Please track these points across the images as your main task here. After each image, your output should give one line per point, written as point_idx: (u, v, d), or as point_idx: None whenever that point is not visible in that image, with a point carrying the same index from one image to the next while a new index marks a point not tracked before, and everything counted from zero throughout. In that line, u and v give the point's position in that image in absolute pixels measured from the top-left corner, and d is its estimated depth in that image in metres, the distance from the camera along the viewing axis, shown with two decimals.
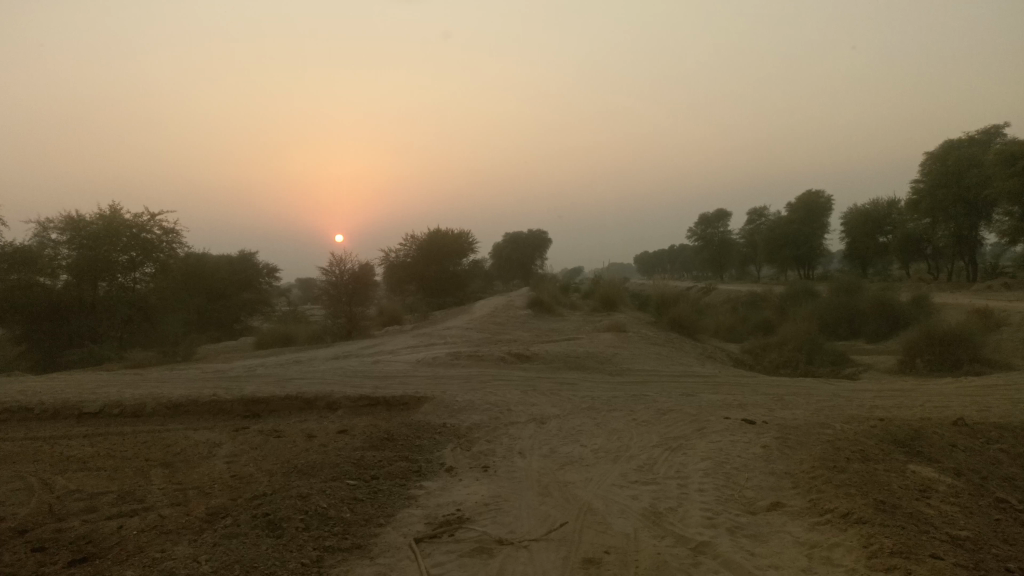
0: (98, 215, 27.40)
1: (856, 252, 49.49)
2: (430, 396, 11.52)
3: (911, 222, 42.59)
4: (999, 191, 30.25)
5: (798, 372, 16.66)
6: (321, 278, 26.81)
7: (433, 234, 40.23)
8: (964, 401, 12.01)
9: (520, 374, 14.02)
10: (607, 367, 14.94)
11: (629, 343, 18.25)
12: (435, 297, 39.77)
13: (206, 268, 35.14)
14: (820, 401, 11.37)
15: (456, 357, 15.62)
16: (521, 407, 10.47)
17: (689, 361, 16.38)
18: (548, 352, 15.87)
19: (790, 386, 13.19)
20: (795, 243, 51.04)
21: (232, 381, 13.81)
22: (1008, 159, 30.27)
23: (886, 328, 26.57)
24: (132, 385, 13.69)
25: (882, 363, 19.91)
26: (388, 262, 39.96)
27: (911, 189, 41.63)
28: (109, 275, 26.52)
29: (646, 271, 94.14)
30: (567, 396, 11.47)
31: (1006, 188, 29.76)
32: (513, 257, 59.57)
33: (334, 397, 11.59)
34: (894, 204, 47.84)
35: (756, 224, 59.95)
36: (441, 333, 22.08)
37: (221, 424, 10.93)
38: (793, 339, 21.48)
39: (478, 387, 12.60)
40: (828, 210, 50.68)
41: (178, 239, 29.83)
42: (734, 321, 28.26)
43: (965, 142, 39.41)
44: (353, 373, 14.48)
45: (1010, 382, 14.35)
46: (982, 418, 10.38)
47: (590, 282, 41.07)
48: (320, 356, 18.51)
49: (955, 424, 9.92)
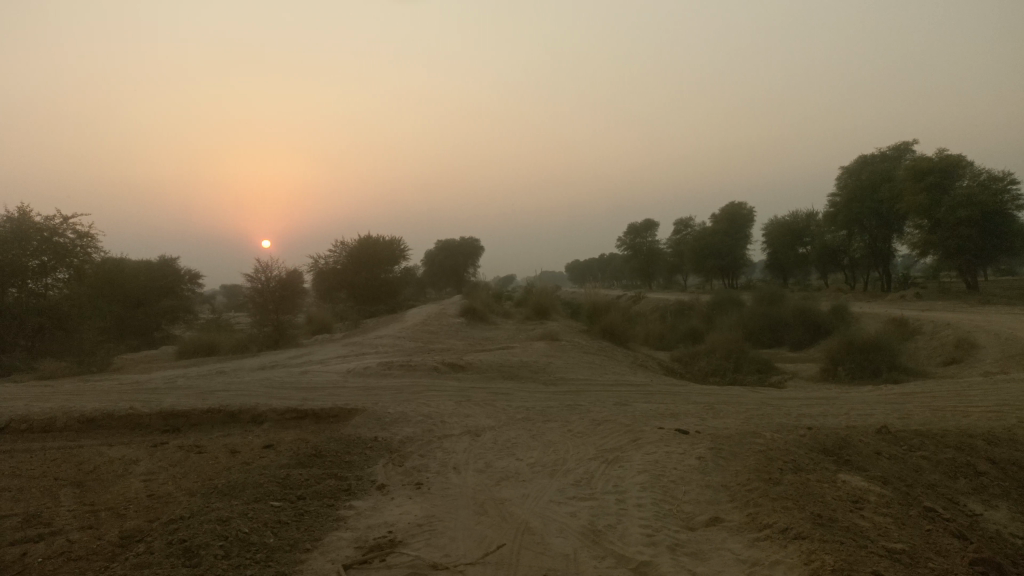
0: (6, 218, 26.02)
1: (778, 262, 51.02)
2: (361, 408, 11.20)
3: (829, 233, 44.16)
4: (910, 205, 31.60)
5: (726, 381, 16.96)
6: (246, 285, 26.01)
7: (363, 241, 39.61)
8: (885, 408, 12.40)
9: (453, 384, 13.82)
10: (540, 376, 14.88)
11: (562, 351, 18.27)
12: (366, 304, 39.12)
13: (124, 273, 33.72)
14: (751, 409, 11.54)
15: (387, 367, 15.30)
16: (455, 418, 10.28)
17: (621, 370, 16.49)
18: (482, 361, 15.72)
19: (720, 394, 13.38)
20: (721, 253, 52.28)
21: (151, 393, 13.18)
22: (918, 175, 31.67)
23: (808, 337, 27.39)
24: (41, 398, 12.91)
25: (805, 370, 20.48)
26: (316, 269, 39.13)
27: (830, 202, 43.16)
28: (19, 281, 25.22)
29: (576, 279, 95.02)
30: (501, 407, 11.34)
31: (917, 202, 31.11)
32: (445, 264, 59.27)
33: (260, 409, 11.16)
34: (813, 217, 49.53)
35: (683, 234, 61.20)
36: (371, 341, 21.67)
37: (138, 439, 10.36)
38: (721, 347, 21.88)
39: (410, 398, 12.35)
40: (752, 221, 52.13)
41: (94, 243, 28.55)
42: (664, 330, 28.68)
43: (878, 158, 41.12)
44: (280, 384, 14.02)
45: (926, 389, 14.91)
46: (903, 426, 10.71)
47: (522, 290, 41.12)
48: (246, 366, 17.90)
49: (878, 431, 10.20)
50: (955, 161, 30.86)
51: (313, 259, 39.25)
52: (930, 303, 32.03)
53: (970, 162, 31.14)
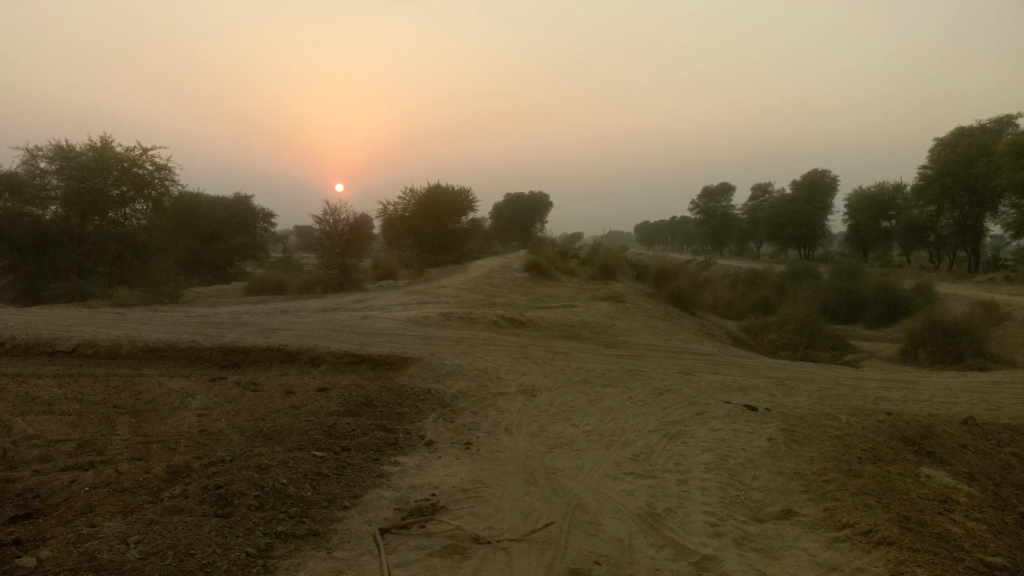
0: (89, 147, 26.67)
1: (858, 236, 48.90)
2: (418, 357, 11.03)
3: (916, 208, 41.95)
4: (1007, 183, 29.54)
5: (797, 355, 16.24)
6: (314, 227, 26.16)
7: (432, 189, 39.45)
8: (971, 397, 11.61)
9: (513, 340, 13.54)
10: (602, 338, 14.47)
11: (626, 314, 17.79)
12: (432, 253, 39.18)
13: (199, 208, 34.42)
14: (824, 389, 10.93)
15: (447, 318, 15.12)
16: (512, 375, 10.00)
17: (686, 337, 15.95)
18: (543, 318, 15.39)
19: (791, 370, 12.75)
20: (798, 223, 50.38)
21: (214, 328, 13.29)
22: (1019, 150, 29.54)
23: (886, 315, 26.14)
24: (111, 324, 13.17)
25: (882, 350, 19.51)
26: (385, 215, 39.26)
27: (919, 174, 40.87)
28: (100, 210, 25.96)
29: (645, 241, 93.50)
30: (560, 367, 11.02)
31: (1016, 180, 29.06)
32: (514, 218, 58.87)
33: (318, 351, 11.10)
34: (900, 189, 47.12)
35: (760, 200, 59.21)
36: (434, 291, 21.55)
37: (198, 372, 10.44)
38: (793, 320, 21.02)
39: (468, 351, 12.15)
40: (833, 191, 49.94)
41: (172, 176, 29.08)
42: (733, 298, 27.80)
43: (976, 131, 38.60)
44: (340, 327, 13.99)
45: (1016, 379, 13.93)
46: (992, 418, 9.96)
47: (589, 248, 40.50)
48: (310, 307, 18.02)
49: (965, 423, 9.51)
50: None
51: (382, 205, 39.37)
52: (1022, 288, 30.14)
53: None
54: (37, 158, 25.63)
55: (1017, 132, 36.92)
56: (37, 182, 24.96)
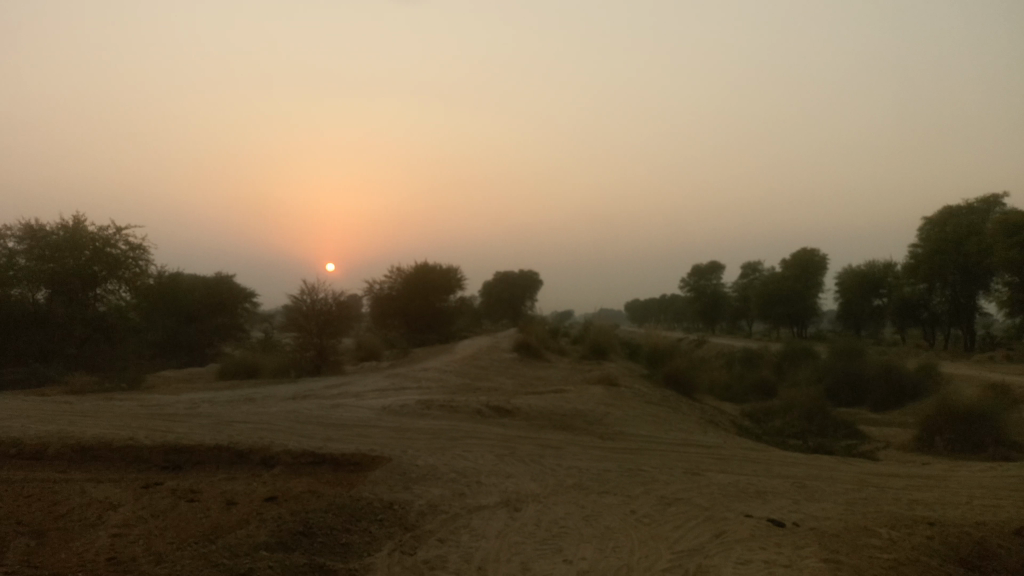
0: (60, 226, 25.62)
1: (851, 314, 48.04)
2: (386, 456, 9.66)
3: (908, 286, 41.20)
4: (998, 262, 28.54)
5: (808, 446, 14.85)
6: (292, 306, 24.88)
7: (419, 268, 38.44)
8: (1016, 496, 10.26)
9: (497, 432, 12.13)
10: (596, 429, 13.07)
11: (621, 400, 16.44)
12: (418, 332, 37.88)
13: (178, 288, 33.17)
14: (849, 491, 9.63)
15: (426, 406, 13.72)
16: (494, 480, 8.61)
17: (688, 426, 14.58)
18: (530, 406, 14.00)
19: (808, 468, 11.36)
20: (790, 301, 49.58)
21: (163, 421, 11.83)
22: (1010, 228, 28.87)
23: (891, 398, 24.83)
24: (46, 418, 11.66)
25: (895, 438, 18.13)
26: (371, 293, 38.18)
27: (909, 252, 40.32)
28: (67, 291, 24.74)
29: (636, 319, 92.78)
30: (550, 467, 9.64)
31: (1008, 258, 28.27)
32: (503, 296, 57.93)
33: (273, 450, 9.73)
34: (890, 267, 46.50)
35: (751, 278, 58.68)
36: (416, 374, 20.18)
37: (130, 476, 9.01)
38: (798, 405, 19.71)
39: (446, 446, 10.76)
40: (823, 268, 49.45)
41: (148, 255, 27.93)
42: (730, 379, 26.50)
43: (963, 209, 38.20)
44: (305, 419, 12.56)
45: None
46: None
47: (579, 327, 39.35)
48: (278, 393, 16.56)
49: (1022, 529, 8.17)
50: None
51: (368, 283, 38.34)
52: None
53: None
54: (5, 238, 24.47)
55: (1005, 211, 36.51)
56: (3, 261, 23.71)
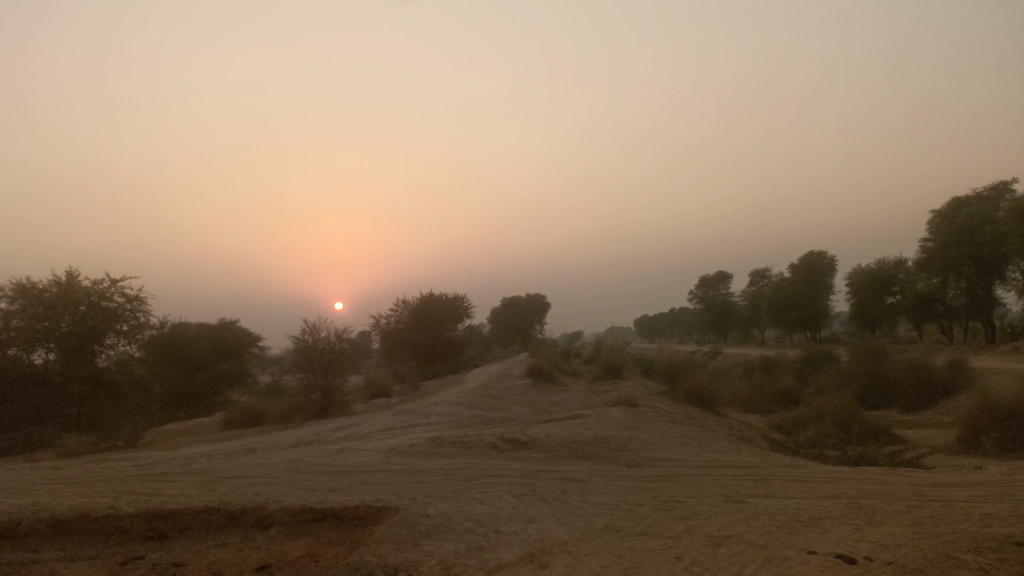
0: (53, 283, 24.65)
1: (865, 314, 46.87)
2: (394, 506, 8.70)
3: (921, 281, 40.11)
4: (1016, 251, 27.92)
5: (849, 457, 13.75)
6: (294, 347, 23.99)
7: (424, 298, 37.57)
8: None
9: (514, 468, 11.13)
10: (622, 456, 12.06)
11: (645, 421, 15.44)
12: (427, 365, 36.92)
13: (182, 337, 32.30)
14: (912, 509, 8.57)
15: (436, 444, 12.73)
16: (515, 527, 7.64)
17: (718, 445, 13.54)
18: (548, 436, 13.01)
19: (858, 483, 10.31)
20: (803, 305, 48.51)
21: (152, 483, 10.89)
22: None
23: (922, 397, 23.65)
24: (27, 488, 10.72)
25: (935, 440, 17.02)
26: (378, 328, 37.38)
27: (920, 247, 39.29)
28: (64, 348, 23.84)
29: (647, 335, 91.61)
30: (575, 506, 8.68)
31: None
32: (512, 321, 57.08)
33: (268, 508, 8.77)
34: (901, 263, 45.40)
35: (761, 285, 57.71)
36: (426, 409, 19.22)
37: (109, 552, 8.08)
38: (830, 413, 18.61)
39: (460, 488, 9.82)
40: (833, 270, 48.43)
41: (145, 305, 27.10)
42: (753, 390, 25.40)
43: (973, 199, 37.22)
44: (308, 468, 11.61)
45: None
46: None
47: (591, 347, 38.40)
48: (282, 440, 15.62)
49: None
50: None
51: (374, 318, 37.54)
52: None
53: None
54: None
55: (1015, 198, 35.54)
56: None
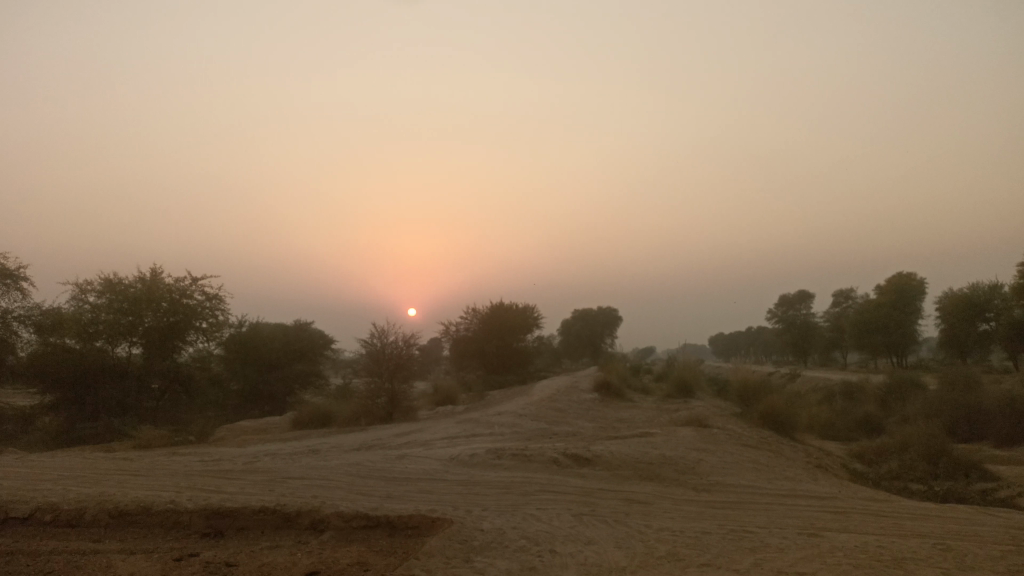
0: (139, 279, 25.41)
1: (955, 341, 44.46)
2: (448, 518, 8.48)
3: (1018, 308, 37.78)
4: None
5: (936, 493, 12.85)
6: (363, 350, 24.17)
7: (495, 307, 37.50)
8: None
9: (576, 485, 10.77)
10: (690, 479, 11.55)
11: (715, 443, 14.84)
12: (495, 374, 36.77)
13: (258, 336, 33.01)
14: (1008, 555, 7.84)
15: (497, 455, 12.48)
16: (570, 549, 7.30)
17: (792, 472, 12.87)
18: (613, 453, 12.59)
19: (947, 523, 9.55)
20: (887, 329, 46.40)
21: (216, 479, 10.99)
22: None
23: (1018, 432, 22.12)
24: (96, 478, 10.96)
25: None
26: (448, 335, 37.50)
27: (1018, 272, 37.05)
28: (146, 342, 24.56)
29: (721, 354, 89.47)
30: (636, 529, 8.27)
31: None
32: (583, 334, 56.51)
33: (324, 511, 8.68)
34: (997, 288, 42.92)
35: (843, 306, 55.54)
36: (490, 419, 19.02)
37: (166, 547, 8.12)
38: (916, 444, 17.54)
39: (519, 503, 9.53)
40: (921, 293, 46.17)
41: (223, 304, 27.78)
42: (831, 415, 24.28)
43: None
44: (368, 473, 11.53)
45: None
46: None
47: (662, 363, 37.54)
48: (346, 443, 15.65)
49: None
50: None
51: (445, 326, 37.68)
52: None
53: None
54: (85, 292, 24.46)
55: None
56: (85, 316, 23.55)
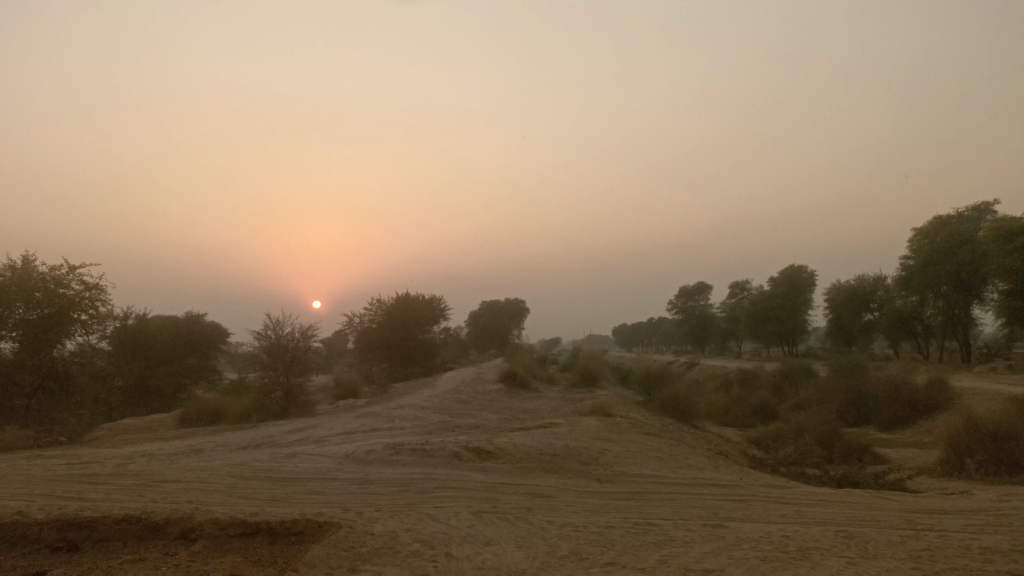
0: (7, 267, 23.21)
1: (841, 330, 46.49)
2: (337, 521, 7.81)
3: (899, 299, 39.71)
4: (996, 270, 28.05)
5: (832, 478, 13.03)
6: (257, 343, 22.88)
7: (400, 298, 36.54)
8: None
9: (477, 481, 10.26)
10: (594, 470, 11.25)
11: (619, 433, 14.65)
12: (399, 366, 35.85)
13: (146, 330, 30.94)
14: (907, 540, 7.81)
15: (395, 451, 11.83)
16: (467, 552, 6.77)
17: (694, 461, 12.78)
18: (515, 445, 12.16)
19: (845, 508, 9.55)
20: (780, 319, 48.09)
21: (80, 485, 9.90)
22: (1005, 236, 28.31)
23: (902, 415, 23.07)
24: None
25: (916, 461, 16.34)
26: (351, 326, 36.32)
27: (900, 265, 38.93)
28: (15, 336, 22.44)
29: (625, 344, 91.00)
30: (538, 527, 7.83)
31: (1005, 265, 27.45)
32: (490, 326, 56.15)
33: (198, 519, 7.85)
34: (880, 281, 45.09)
35: (740, 298, 57.30)
36: (392, 412, 18.30)
37: (9, 565, 7.12)
38: (810, 429, 17.91)
39: (415, 502, 8.93)
40: (812, 285, 48.06)
41: (105, 295, 25.81)
42: (730, 402, 24.71)
43: (953, 218, 36.81)
44: (255, 473, 10.69)
45: None
46: None
47: (567, 354, 37.54)
48: (235, 441, 14.62)
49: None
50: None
51: (348, 318, 36.47)
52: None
53: None
54: None
55: (997, 219, 35.14)
56: None
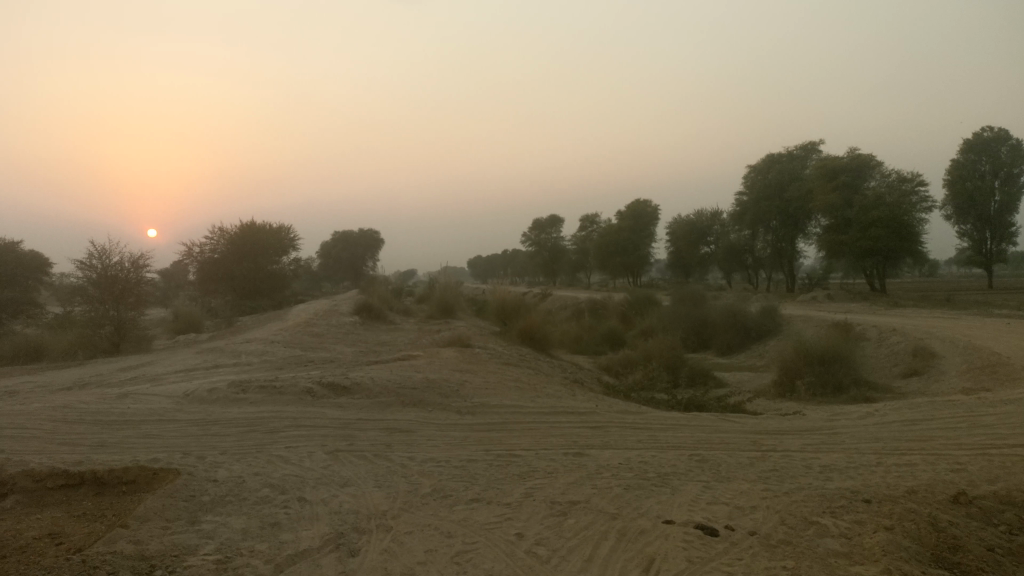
0: None
1: (680, 262, 48.80)
2: (175, 468, 7.11)
3: (734, 232, 42.02)
4: (821, 206, 30.08)
5: (679, 403, 13.53)
6: (80, 275, 20.72)
7: (243, 227, 34.41)
8: (932, 441, 9.14)
9: (332, 417, 9.75)
10: (453, 403, 11.02)
11: (477, 363, 14.50)
12: (243, 298, 34.01)
13: None
14: (755, 461, 8.14)
15: (241, 389, 11.05)
16: (323, 495, 6.33)
17: (551, 389, 12.86)
18: (372, 379, 11.68)
19: (696, 432, 9.86)
20: (626, 251, 49.76)
21: None
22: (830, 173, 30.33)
23: (738, 341, 24.55)
24: None
25: (751, 383, 17.39)
26: (190, 256, 33.92)
27: (736, 200, 41.00)
28: None
29: (478, 276, 91.53)
30: (398, 464, 7.48)
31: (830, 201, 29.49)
32: (342, 257, 54.44)
33: (7, 472, 6.90)
34: (717, 215, 47.47)
35: (589, 231, 58.72)
36: (237, 347, 17.22)
37: None
38: (656, 356, 18.60)
39: (264, 444, 8.32)
40: (655, 218, 49.85)
41: None
42: (581, 331, 25.31)
43: (785, 155, 38.92)
44: (78, 417, 9.61)
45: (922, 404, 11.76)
46: (966, 475, 7.42)
47: (421, 285, 37.06)
48: (56, 381, 13.19)
49: (972, 486, 6.88)
50: (865, 160, 29.74)
51: (186, 247, 34.01)
52: (845, 305, 29.90)
53: (880, 162, 30.00)
54: None
55: (821, 158, 37.54)
56: None
